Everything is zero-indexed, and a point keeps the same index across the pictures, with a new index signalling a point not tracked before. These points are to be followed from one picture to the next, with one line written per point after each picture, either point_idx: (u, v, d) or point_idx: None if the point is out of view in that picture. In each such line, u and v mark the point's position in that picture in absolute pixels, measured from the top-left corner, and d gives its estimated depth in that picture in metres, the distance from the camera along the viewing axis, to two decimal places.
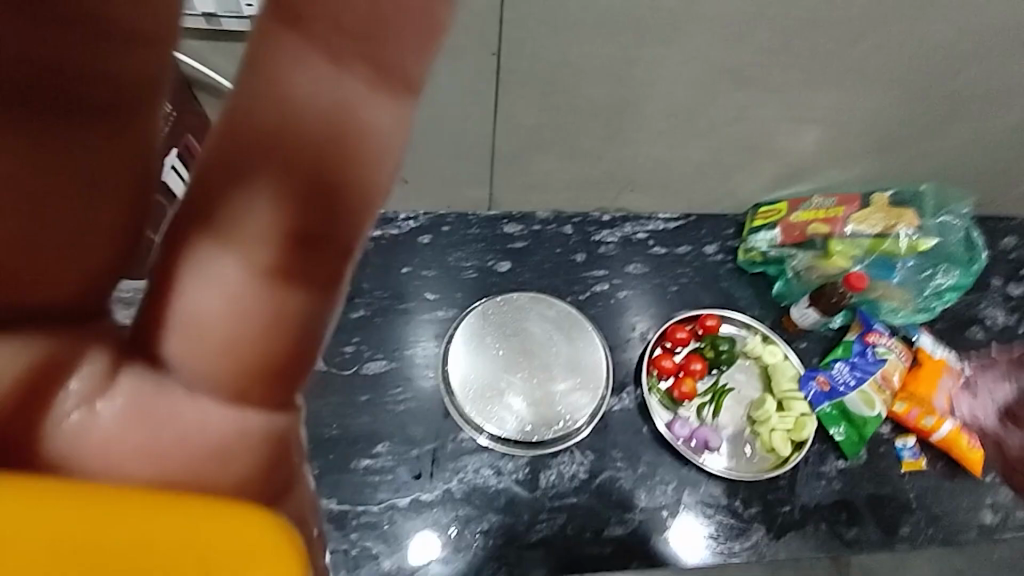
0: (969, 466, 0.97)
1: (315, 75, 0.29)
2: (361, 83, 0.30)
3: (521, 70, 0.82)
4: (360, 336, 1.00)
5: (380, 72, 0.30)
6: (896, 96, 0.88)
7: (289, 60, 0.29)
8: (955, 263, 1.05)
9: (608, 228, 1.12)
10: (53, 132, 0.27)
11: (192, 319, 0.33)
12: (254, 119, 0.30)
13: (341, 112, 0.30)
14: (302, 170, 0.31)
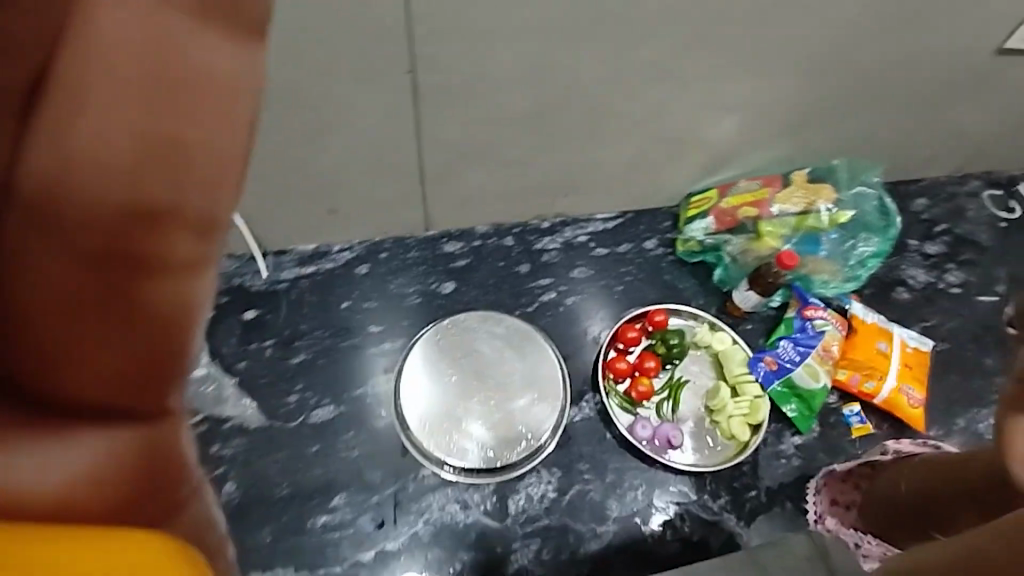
0: (912, 423, 1.02)
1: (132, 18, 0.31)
2: (209, 33, 0.32)
3: (434, 86, 0.80)
4: (303, 383, 0.96)
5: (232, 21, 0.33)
6: (803, 79, 0.91)
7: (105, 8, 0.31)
8: (873, 230, 1.10)
9: (549, 235, 1.11)
10: None
11: (51, 336, 0.35)
12: (82, 103, 0.31)
13: (183, 75, 0.32)
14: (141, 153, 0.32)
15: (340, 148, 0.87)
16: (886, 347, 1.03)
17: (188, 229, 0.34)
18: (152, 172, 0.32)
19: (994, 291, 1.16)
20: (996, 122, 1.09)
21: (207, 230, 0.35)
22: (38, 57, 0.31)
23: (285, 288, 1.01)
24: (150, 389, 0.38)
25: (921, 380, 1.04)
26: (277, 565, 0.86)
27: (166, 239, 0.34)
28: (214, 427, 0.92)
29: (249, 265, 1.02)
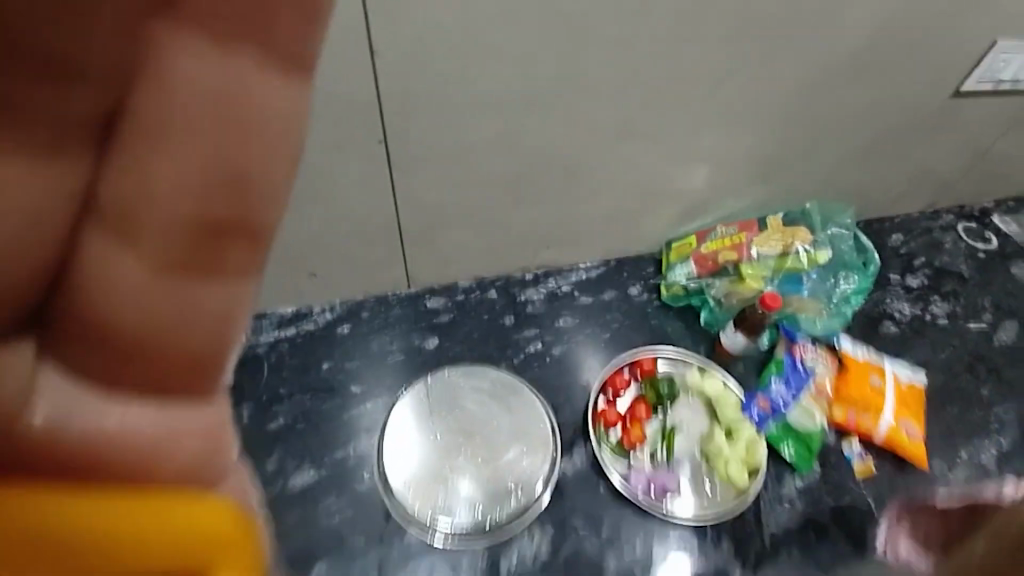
0: (916, 461, 0.98)
1: (197, 58, 0.29)
2: (251, 63, 0.29)
3: (412, 148, 0.83)
4: (283, 448, 0.92)
5: (268, 52, 0.29)
6: (767, 128, 0.95)
7: (165, 34, 0.28)
8: (852, 269, 1.12)
9: (532, 286, 1.11)
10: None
11: (107, 326, 0.34)
12: (141, 106, 0.30)
13: (235, 100, 0.30)
14: (203, 160, 0.31)
15: (323, 212, 0.89)
16: (879, 382, 1.01)
17: (248, 229, 0.33)
18: (217, 191, 0.32)
19: (982, 322, 1.15)
20: (957, 160, 1.13)
21: (252, 241, 0.34)
22: (108, 89, 0.29)
23: (267, 350, 1.00)
24: (198, 385, 0.37)
25: (920, 415, 1.02)
26: None
27: (223, 243, 0.33)
28: None
29: None
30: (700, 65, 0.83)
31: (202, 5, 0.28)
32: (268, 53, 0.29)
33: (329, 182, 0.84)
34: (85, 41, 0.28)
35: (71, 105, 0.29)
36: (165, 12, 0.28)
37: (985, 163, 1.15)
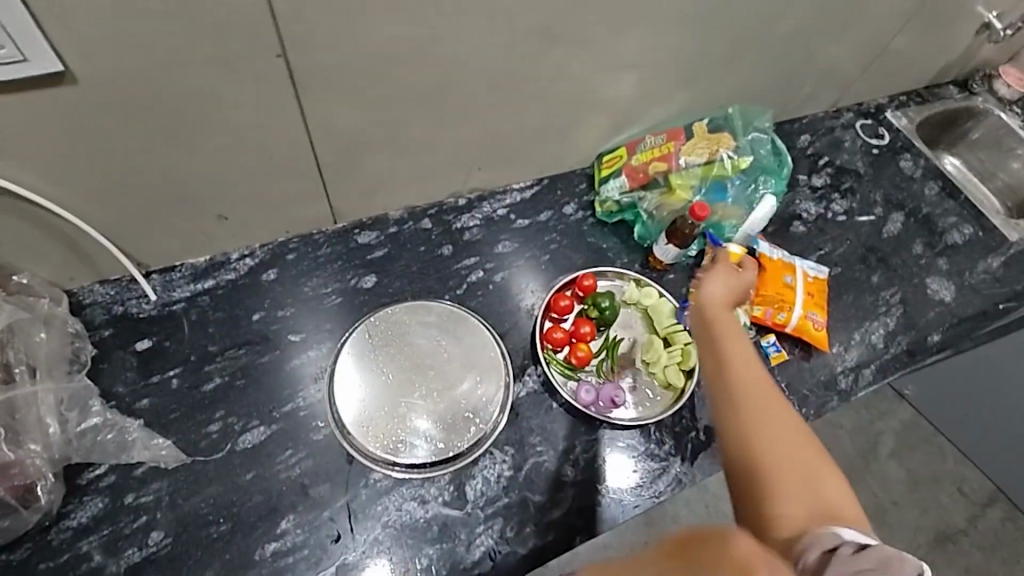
0: (818, 345, 1.08)
1: (701, 296, 0.78)
2: (704, 300, 0.77)
3: (317, 68, 0.74)
4: (224, 408, 0.87)
5: (706, 309, 0.76)
6: (690, 32, 0.93)
7: (705, 294, 0.77)
8: (769, 172, 1.16)
9: (467, 212, 1.08)
10: (723, 371, 0.68)
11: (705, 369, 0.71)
12: (707, 304, 0.76)
13: (706, 308, 0.76)
14: (715, 322, 0.73)
15: (221, 143, 0.78)
16: (791, 280, 1.10)
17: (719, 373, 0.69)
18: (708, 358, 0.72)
19: (872, 215, 1.25)
20: (857, 57, 1.18)
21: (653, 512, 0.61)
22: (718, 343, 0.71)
23: (183, 307, 0.92)
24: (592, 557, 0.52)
25: (823, 304, 1.12)
26: None
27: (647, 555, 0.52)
28: (124, 477, 0.81)
29: (131, 289, 0.91)
30: None
31: (708, 313, 0.75)
32: (720, 313, 0.75)
33: (220, 107, 0.74)
34: (716, 306, 0.76)
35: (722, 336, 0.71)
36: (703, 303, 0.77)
37: (879, 63, 1.22)
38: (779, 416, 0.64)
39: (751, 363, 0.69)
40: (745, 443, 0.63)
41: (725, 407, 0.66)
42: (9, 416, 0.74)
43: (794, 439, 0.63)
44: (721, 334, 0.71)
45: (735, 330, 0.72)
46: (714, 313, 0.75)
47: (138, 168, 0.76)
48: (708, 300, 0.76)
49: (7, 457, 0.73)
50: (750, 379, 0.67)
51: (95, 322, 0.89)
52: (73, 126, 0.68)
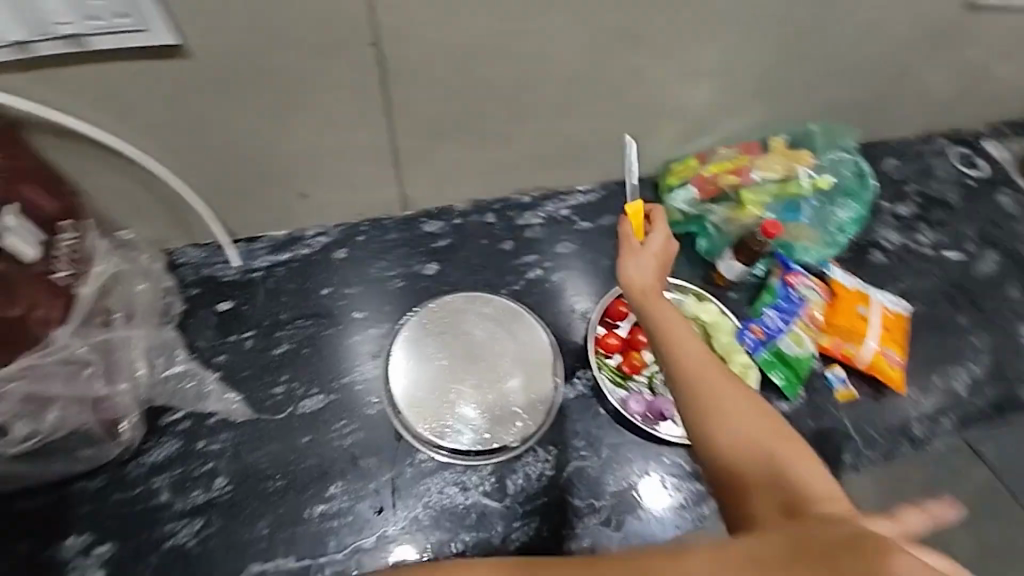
0: (892, 385, 1.02)
1: (636, 271, 0.70)
2: (638, 275, 0.70)
3: (404, 60, 0.78)
4: (289, 373, 0.92)
5: (642, 289, 0.68)
6: (774, 46, 0.92)
7: (631, 267, 0.71)
8: (850, 195, 1.10)
9: (531, 210, 1.10)
10: (673, 362, 0.62)
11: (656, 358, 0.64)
12: (640, 283, 0.69)
13: (641, 288, 0.68)
14: (647, 301, 0.67)
15: (311, 125, 0.84)
16: (865, 312, 1.03)
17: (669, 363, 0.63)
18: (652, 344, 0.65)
19: (963, 250, 1.17)
20: (960, 82, 1.10)
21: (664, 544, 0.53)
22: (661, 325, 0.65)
23: (261, 276, 0.99)
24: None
25: (902, 342, 1.05)
26: (274, 556, 0.83)
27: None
28: (196, 424, 0.88)
29: (218, 254, 0.99)
30: None
31: (641, 291, 0.68)
32: (652, 291, 0.68)
33: (312, 92, 0.79)
34: (649, 281, 0.69)
35: (661, 316, 0.66)
36: (637, 281, 0.69)
37: (984, 89, 1.14)
38: (736, 396, 0.60)
39: (694, 346, 0.63)
40: (725, 467, 0.58)
41: (686, 409, 0.60)
42: (106, 357, 0.80)
43: (760, 428, 0.58)
44: (661, 318, 0.66)
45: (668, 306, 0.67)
46: (648, 294, 0.68)
47: (236, 143, 0.83)
48: (646, 277, 0.69)
49: (100, 391, 0.79)
50: (697, 367, 0.61)
51: (185, 281, 0.97)
52: (189, 99, 0.76)
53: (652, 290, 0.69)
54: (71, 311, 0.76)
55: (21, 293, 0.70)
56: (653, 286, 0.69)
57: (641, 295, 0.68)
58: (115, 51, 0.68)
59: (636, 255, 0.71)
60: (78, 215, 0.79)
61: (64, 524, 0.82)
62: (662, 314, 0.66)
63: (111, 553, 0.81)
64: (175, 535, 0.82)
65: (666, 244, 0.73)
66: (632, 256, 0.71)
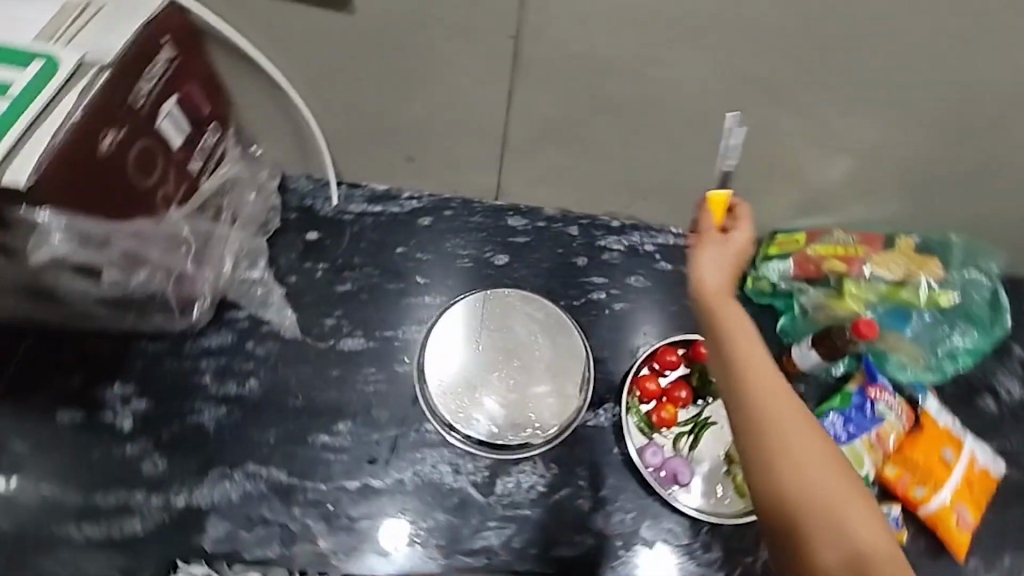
0: (954, 547, 0.89)
1: (707, 271, 0.65)
2: (710, 276, 0.64)
3: (540, 56, 0.81)
4: (343, 310, 0.99)
5: (711, 295, 0.63)
6: (931, 136, 0.84)
7: (700, 267, 0.65)
8: (975, 324, 0.97)
9: (615, 235, 1.08)
10: (736, 381, 0.59)
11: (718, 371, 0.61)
12: (709, 286, 0.64)
13: (710, 292, 0.63)
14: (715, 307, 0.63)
15: (438, 97, 0.89)
16: (950, 457, 0.89)
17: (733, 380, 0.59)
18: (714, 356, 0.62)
19: None
20: None
21: None
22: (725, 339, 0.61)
23: (351, 220, 1.06)
24: None
25: (980, 504, 0.90)
26: (269, 464, 0.88)
27: None
28: (253, 326, 0.97)
29: (322, 190, 1.07)
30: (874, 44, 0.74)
31: (710, 296, 0.63)
32: (722, 296, 0.63)
33: (448, 68, 0.85)
34: (719, 285, 0.64)
35: (730, 329, 0.61)
36: (706, 282, 0.64)
37: None
38: (801, 428, 0.57)
39: (763, 366, 0.59)
40: (779, 496, 0.56)
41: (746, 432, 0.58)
42: (203, 243, 0.90)
43: (820, 462, 0.56)
44: (728, 332, 0.61)
45: (739, 317, 0.62)
46: (717, 301, 0.63)
47: (370, 96, 0.91)
48: (717, 280, 0.64)
49: (187, 269, 0.88)
50: (763, 389, 0.58)
51: (288, 205, 1.05)
52: (345, 49, 0.84)
53: (723, 295, 0.63)
54: (187, 200, 0.85)
55: (157, 168, 0.79)
56: (722, 292, 0.63)
57: (711, 300, 0.63)
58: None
59: (711, 253, 0.66)
60: (222, 119, 0.90)
61: (115, 370, 0.91)
62: (731, 328, 0.61)
63: (144, 409, 0.90)
64: (200, 414, 0.90)
65: (746, 243, 0.68)
66: (704, 255, 0.66)
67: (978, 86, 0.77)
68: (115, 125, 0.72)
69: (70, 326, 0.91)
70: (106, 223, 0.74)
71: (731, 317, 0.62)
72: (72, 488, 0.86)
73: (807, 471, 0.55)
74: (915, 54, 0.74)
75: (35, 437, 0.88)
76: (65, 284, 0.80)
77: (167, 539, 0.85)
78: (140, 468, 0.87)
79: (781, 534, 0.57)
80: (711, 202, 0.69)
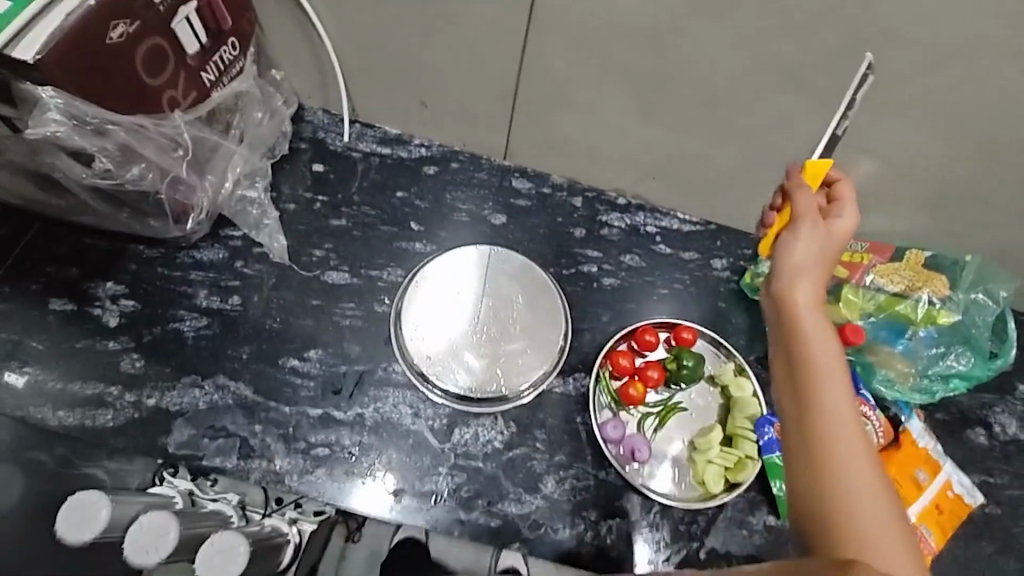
0: None
1: (798, 238, 0.68)
2: (798, 243, 0.68)
3: (557, 9, 0.79)
4: (332, 245, 1.00)
5: (794, 259, 0.67)
6: (954, 143, 0.81)
7: (794, 233, 0.69)
8: (972, 349, 0.91)
9: (619, 212, 1.06)
10: (795, 336, 0.62)
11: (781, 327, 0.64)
12: (796, 251, 0.67)
13: (794, 257, 0.67)
14: (795, 270, 0.66)
15: (454, 42, 0.88)
16: (924, 478, 0.88)
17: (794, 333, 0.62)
18: (781, 313, 0.65)
19: None
20: None
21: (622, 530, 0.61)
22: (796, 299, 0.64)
23: (358, 158, 1.06)
24: None
25: (946, 529, 0.88)
26: (239, 379, 0.91)
27: None
28: (245, 247, 0.98)
29: (336, 125, 1.07)
30: (906, 33, 0.71)
31: (795, 260, 0.67)
32: (809, 264, 0.67)
33: (464, 11, 0.83)
34: (803, 252, 0.67)
35: (801, 291, 0.65)
36: (794, 247, 0.68)
37: None
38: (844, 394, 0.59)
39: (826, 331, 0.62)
40: (809, 448, 0.57)
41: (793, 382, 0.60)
42: (206, 155, 0.91)
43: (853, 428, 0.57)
44: (800, 295, 0.65)
45: (814, 285, 0.65)
46: (796, 263, 0.67)
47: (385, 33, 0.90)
48: (803, 249, 0.67)
49: (183, 174, 0.87)
50: (821, 346, 0.61)
51: (301, 134, 1.06)
52: None
53: (811, 264, 0.67)
54: (196, 106, 0.87)
55: (167, 71, 0.80)
56: (807, 259, 0.67)
57: (790, 263, 0.67)
58: None
59: (804, 222, 0.69)
60: (244, 39, 0.90)
61: (110, 269, 0.94)
62: (803, 292, 0.65)
63: (131, 310, 0.93)
64: (182, 322, 0.93)
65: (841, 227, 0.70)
66: (797, 223, 0.69)
67: (1013, 95, 0.73)
68: (125, 17, 0.72)
69: (73, 221, 0.94)
70: (108, 113, 0.76)
71: (807, 283, 0.65)
72: (53, 374, 0.89)
73: (844, 422, 0.57)
74: (949, 47, 0.71)
75: (23, 321, 0.91)
76: (60, 170, 0.81)
77: (134, 434, 0.87)
78: (119, 364, 0.90)
79: (802, 488, 0.57)
80: (812, 169, 0.74)
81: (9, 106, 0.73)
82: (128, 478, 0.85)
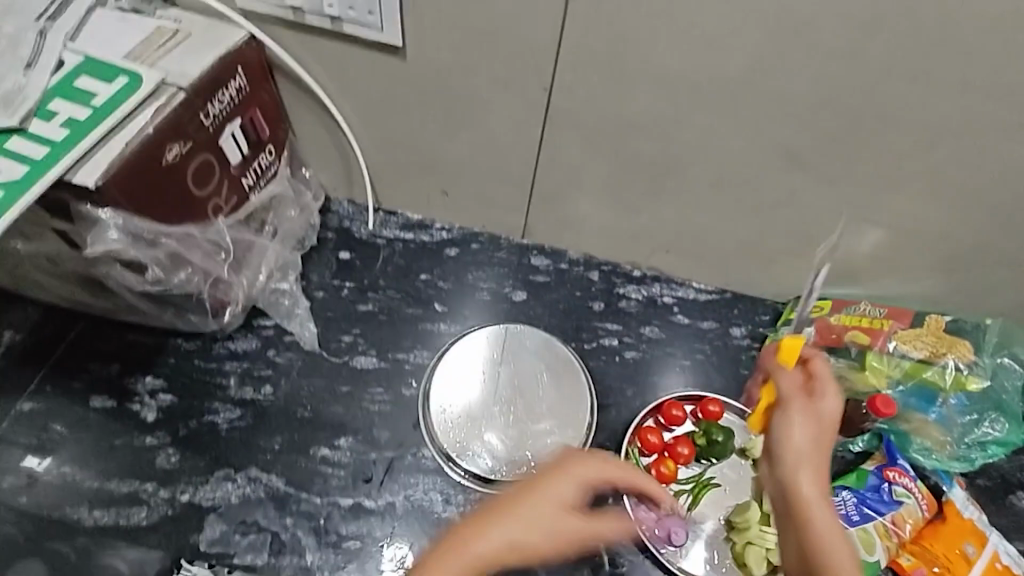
0: None
1: (789, 430, 0.68)
2: (790, 434, 0.67)
3: (572, 108, 0.86)
4: (360, 329, 1.03)
5: (790, 451, 0.66)
6: (959, 211, 0.84)
7: (784, 423, 0.68)
8: (1006, 414, 0.91)
9: (635, 284, 1.08)
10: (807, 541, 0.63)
11: (792, 526, 0.65)
12: (791, 442, 0.67)
13: (791, 448, 0.66)
14: (794, 466, 0.66)
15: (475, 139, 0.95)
16: (973, 552, 0.84)
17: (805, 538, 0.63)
18: (788, 511, 0.66)
19: None
20: None
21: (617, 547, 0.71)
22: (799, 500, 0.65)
23: (383, 244, 1.10)
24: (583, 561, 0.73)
25: None
26: (271, 471, 0.92)
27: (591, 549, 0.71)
28: (277, 335, 1.02)
29: (360, 215, 1.12)
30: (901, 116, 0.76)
31: (791, 455, 0.66)
32: (806, 454, 0.66)
33: (485, 113, 0.90)
34: (800, 446, 0.67)
35: (805, 492, 0.65)
36: (789, 439, 0.67)
37: None
38: None
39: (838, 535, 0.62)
40: None
41: None
42: (243, 252, 0.96)
43: None
44: (802, 495, 0.65)
45: (817, 477, 0.65)
46: (794, 457, 0.66)
47: (411, 134, 0.97)
48: (802, 441, 0.67)
49: (223, 275, 0.93)
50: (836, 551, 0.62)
51: (328, 224, 1.11)
52: (392, 89, 0.90)
53: (809, 454, 0.66)
54: (237, 210, 0.94)
55: (212, 181, 0.88)
56: (805, 450, 0.66)
57: (788, 458, 0.66)
58: (354, 38, 0.85)
59: (795, 412, 0.69)
60: (279, 145, 0.98)
61: (150, 363, 0.98)
62: (804, 492, 0.64)
63: (169, 403, 0.96)
64: (217, 414, 0.95)
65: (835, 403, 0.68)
66: (787, 410, 0.69)
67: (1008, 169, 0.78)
68: (180, 140, 0.80)
69: (116, 319, 0.99)
70: (160, 224, 0.82)
71: (811, 481, 0.65)
72: (93, 470, 0.91)
73: None
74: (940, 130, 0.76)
75: (68, 418, 0.94)
76: (114, 276, 0.86)
77: (168, 533, 0.88)
78: (156, 459, 0.92)
79: None
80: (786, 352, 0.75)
81: (67, 221, 0.78)
82: (147, 567, 0.86)
